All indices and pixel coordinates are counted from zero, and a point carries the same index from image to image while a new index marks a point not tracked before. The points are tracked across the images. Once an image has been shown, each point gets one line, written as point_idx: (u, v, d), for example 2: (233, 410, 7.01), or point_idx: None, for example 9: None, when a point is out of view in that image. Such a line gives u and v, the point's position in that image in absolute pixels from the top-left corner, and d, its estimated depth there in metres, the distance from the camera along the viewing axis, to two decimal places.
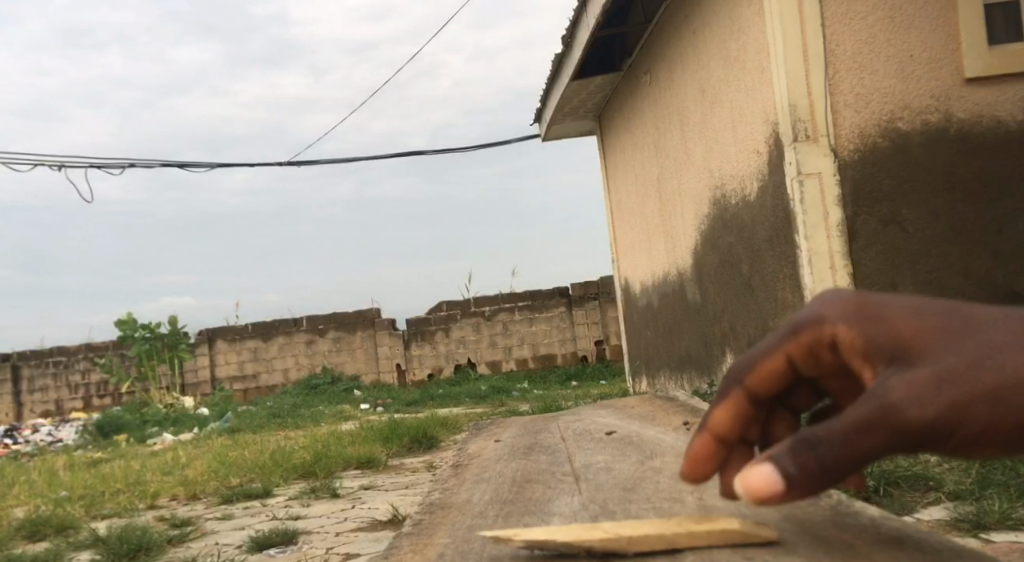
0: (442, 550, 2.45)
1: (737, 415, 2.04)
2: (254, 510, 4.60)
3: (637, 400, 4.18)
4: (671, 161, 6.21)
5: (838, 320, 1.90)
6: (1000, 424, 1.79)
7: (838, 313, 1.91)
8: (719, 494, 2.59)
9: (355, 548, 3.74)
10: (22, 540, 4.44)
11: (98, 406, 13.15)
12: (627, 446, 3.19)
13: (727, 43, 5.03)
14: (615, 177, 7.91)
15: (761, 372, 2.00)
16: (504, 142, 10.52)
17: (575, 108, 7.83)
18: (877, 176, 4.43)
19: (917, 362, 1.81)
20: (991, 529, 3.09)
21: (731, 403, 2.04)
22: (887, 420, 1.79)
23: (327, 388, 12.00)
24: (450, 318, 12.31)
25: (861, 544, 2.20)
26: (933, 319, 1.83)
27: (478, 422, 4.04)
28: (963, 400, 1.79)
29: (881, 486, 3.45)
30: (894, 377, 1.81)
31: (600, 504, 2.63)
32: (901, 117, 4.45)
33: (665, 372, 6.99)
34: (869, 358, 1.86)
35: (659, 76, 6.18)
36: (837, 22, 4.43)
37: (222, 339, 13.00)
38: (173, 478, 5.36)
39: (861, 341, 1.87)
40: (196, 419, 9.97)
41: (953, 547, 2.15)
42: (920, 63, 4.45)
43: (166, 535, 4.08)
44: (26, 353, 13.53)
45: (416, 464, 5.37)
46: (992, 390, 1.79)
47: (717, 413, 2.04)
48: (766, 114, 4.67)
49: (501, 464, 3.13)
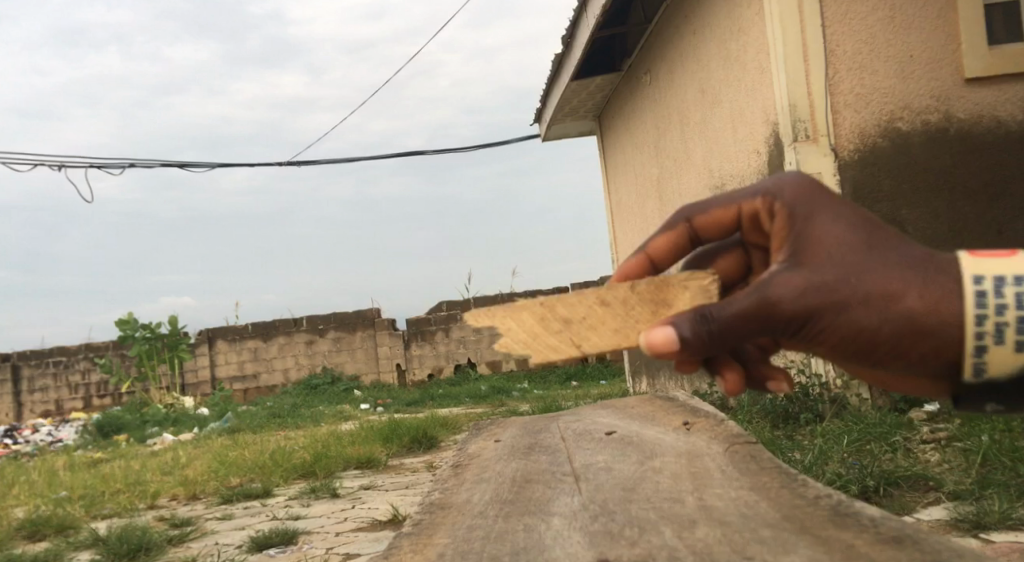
0: (442, 550, 2.45)
1: (678, 247, 2.19)
2: (254, 510, 4.59)
3: (635, 400, 4.16)
4: (671, 160, 6.20)
5: (789, 197, 2.04)
6: (840, 324, 1.95)
7: (789, 194, 2.05)
8: (719, 494, 2.59)
9: (355, 548, 3.74)
10: (23, 540, 4.45)
11: (99, 406, 13.16)
12: (627, 446, 3.19)
13: (727, 41, 5.03)
14: (615, 177, 7.91)
15: (716, 222, 2.17)
16: (505, 143, 10.54)
17: (575, 109, 7.83)
18: (877, 177, 4.43)
19: (807, 267, 1.96)
20: (991, 529, 3.09)
21: (677, 236, 2.18)
22: (764, 309, 1.94)
23: (327, 388, 12.00)
24: (450, 318, 12.37)
25: (861, 544, 2.19)
26: (851, 237, 1.96)
27: (478, 422, 4.02)
28: (831, 295, 1.95)
29: (881, 486, 3.47)
30: (786, 270, 1.97)
31: (600, 504, 2.62)
32: (901, 117, 4.46)
33: (665, 372, 6.99)
34: (781, 245, 2.01)
35: (660, 76, 6.17)
36: (836, 21, 4.43)
37: (223, 339, 13.00)
38: (172, 478, 5.35)
39: (789, 230, 2.01)
40: (196, 419, 9.95)
41: (954, 547, 2.14)
42: (920, 63, 4.46)
43: (166, 535, 4.07)
44: (26, 352, 13.53)
45: (416, 464, 5.37)
46: (861, 292, 1.94)
47: (658, 239, 2.18)
48: (766, 115, 4.67)
49: (501, 464, 3.13)
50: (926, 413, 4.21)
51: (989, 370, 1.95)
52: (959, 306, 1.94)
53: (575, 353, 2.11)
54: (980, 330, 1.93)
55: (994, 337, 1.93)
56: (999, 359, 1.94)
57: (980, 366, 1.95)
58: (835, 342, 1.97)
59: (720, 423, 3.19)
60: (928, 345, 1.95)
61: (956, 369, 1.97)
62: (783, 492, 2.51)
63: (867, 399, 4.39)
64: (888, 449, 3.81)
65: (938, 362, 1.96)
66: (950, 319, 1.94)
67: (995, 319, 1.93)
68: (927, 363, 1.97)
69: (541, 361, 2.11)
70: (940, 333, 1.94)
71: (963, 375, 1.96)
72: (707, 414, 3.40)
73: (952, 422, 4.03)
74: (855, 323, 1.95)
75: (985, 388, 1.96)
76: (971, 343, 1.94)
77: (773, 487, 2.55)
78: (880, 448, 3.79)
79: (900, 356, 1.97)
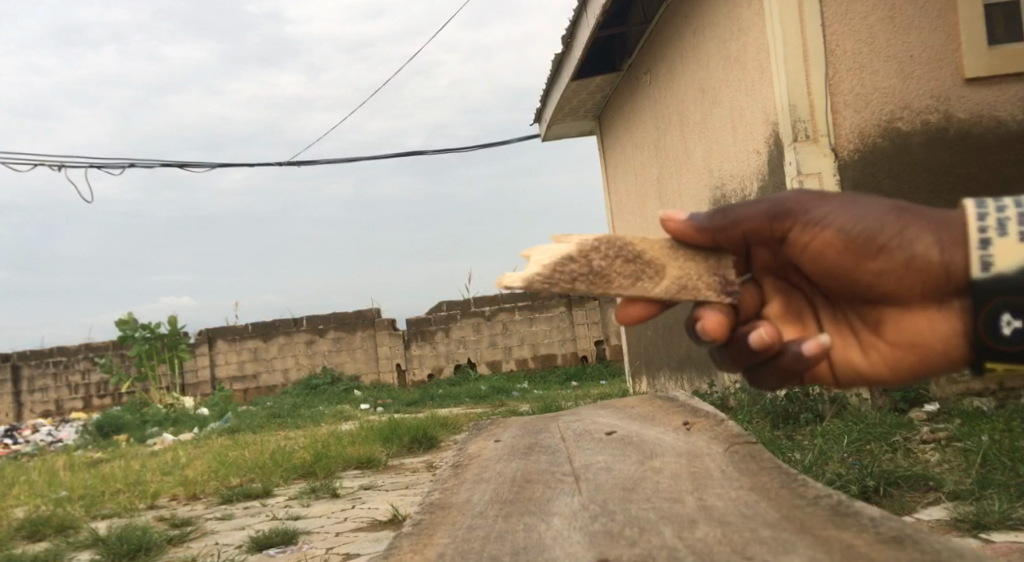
0: (442, 550, 2.45)
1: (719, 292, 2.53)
2: (254, 510, 4.59)
3: (636, 400, 4.15)
4: (671, 160, 6.20)
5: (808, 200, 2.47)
6: (842, 215, 2.27)
7: None
8: (719, 494, 2.59)
9: (355, 548, 3.74)
10: (23, 540, 4.45)
11: (99, 406, 13.15)
12: (628, 446, 3.19)
13: (726, 42, 5.03)
14: (615, 177, 7.92)
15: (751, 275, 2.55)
16: (505, 143, 10.52)
17: (575, 108, 7.83)
18: (877, 177, 4.44)
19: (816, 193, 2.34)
20: (992, 529, 3.09)
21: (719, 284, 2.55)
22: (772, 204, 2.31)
23: (327, 388, 12.00)
24: (450, 318, 12.36)
25: (860, 544, 2.19)
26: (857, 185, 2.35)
27: (479, 422, 4.02)
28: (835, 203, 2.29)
29: (881, 486, 3.47)
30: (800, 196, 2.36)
31: (600, 504, 2.62)
32: (901, 117, 4.45)
33: (666, 373, 6.99)
34: None
35: (660, 77, 6.17)
36: (837, 21, 4.44)
37: (222, 339, 12.99)
38: (172, 478, 5.34)
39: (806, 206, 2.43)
40: (196, 419, 9.94)
41: (953, 547, 2.14)
42: (919, 63, 4.45)
43: (166, 535, 4.07)
44: (25, 352, 13.55)
45: (416, 464, 5.37)
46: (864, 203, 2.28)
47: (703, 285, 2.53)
48: (766, 115, 4.67)
49: (501, 464, 3.13)
50: (926, 414, 4.20)
51: (996, 264, 2.16)
52: (959, 216, 2.22)
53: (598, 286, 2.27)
54: (983, 226, 2.17)
55: (996, 231, 2.16)
56: (1005, 251, 2.15)
57: (987, 260, 2.17)
58: (838, 234, 2.28)
59: (720, 423, 3.18)
60: (928, 242, 2.22)
61: (965, 272, 2.19)
62: (783, 492, 2.50)
63: (867, 399, 4.36)
64: (888, 449, 3.82)
65: (942, 263, 2.21)
66: (949, 225, 2.21)
67: (997, 217, 2.17)
68: (929, 265, 2.22)
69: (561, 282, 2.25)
70: (938, 238, 2.21)
71: (970, 273, 2.18)
72: (707, 414, 3.39)
73: (951, 422, 4.02)
74: (858, 213, 2.26)
75: (995, 285, 2.16)
76: (977, 239, 2.17)
77: (773, 487, 2.55)
78: (880, 448, 3.80)
79: (903, 253, 2.24)
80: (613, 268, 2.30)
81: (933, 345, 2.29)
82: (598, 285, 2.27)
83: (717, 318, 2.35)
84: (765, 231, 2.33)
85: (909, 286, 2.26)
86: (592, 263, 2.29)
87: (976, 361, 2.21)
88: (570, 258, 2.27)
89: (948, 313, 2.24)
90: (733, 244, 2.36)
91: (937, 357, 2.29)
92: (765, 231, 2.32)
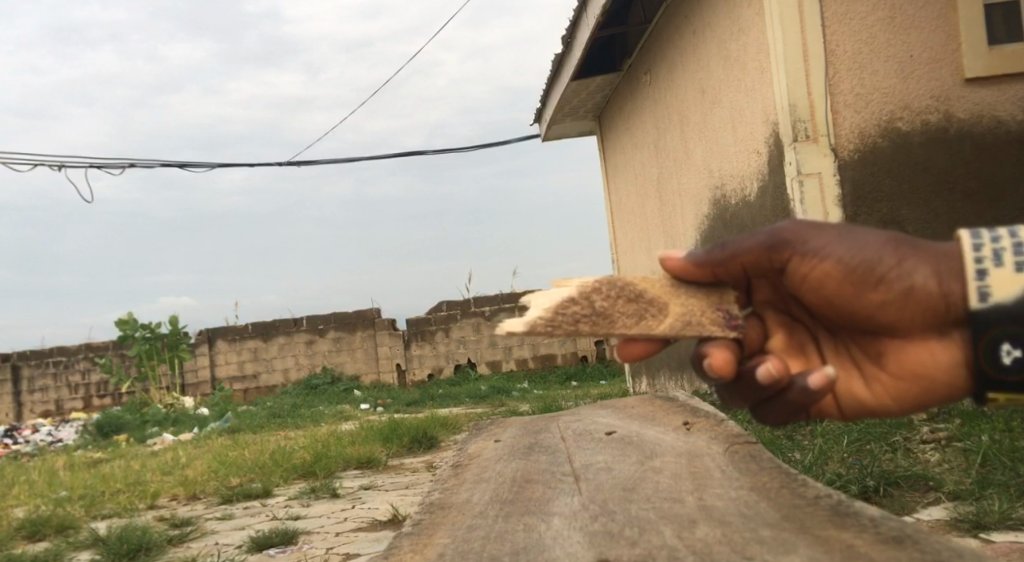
0: (441, 549, 2.45)
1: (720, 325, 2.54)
2: (253, 510, 4.59)
3: (635, 400, 4.14)
4: (671, 159, 6.20)
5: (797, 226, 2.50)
6: (839, 246, 2.29)
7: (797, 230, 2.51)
8: (719, 494, 2.59)
9: (356, 547, 3.74)
10: (22, 540, 4.44)
11: (98, 406, 13.15)
12: (627, 446, 3.18)
13: (726, 41, 5.03)
14: (615, 177, 7.91)
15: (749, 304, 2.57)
16: (505, 143, 10.48)
17: (575, 108, 7.83)
18: (876, 178, 4.44)
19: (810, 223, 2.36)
20: (991, 529, 3.09)
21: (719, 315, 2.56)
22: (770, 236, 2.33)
23: (327, 388, 12.01)
24: (450, 318, 12.35)
25: (861, 544, 2.19)
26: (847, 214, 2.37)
27: (478, 422, 4.02)
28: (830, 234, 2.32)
29: (881, 486, 3.46)
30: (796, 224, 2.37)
31: (600, 504, 2.62)
32: (902, 117, 4.45)
33: (666, 373, 6.99)
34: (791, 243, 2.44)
35: (660, 76, 6.17)
36: (837, 21, 4.43)
37: (222, 339, 12.99)
38: (172, 478, 5.34)
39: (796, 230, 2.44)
40: (196, 419, 9.94)
41: (954, 547, 2.13)
42: (920, 63, 4.45)
43: (166, 535, 4.07)
44: (26, 352, 13.54)
45: (416, 464, 5.37)
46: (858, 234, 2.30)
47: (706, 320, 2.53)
48: (766, 115, 4.67)
49: (501, 464, 3.13)
50: (927, 413, 4.19)
51: (993, 294, 2.19)
52: (954, 248, 2.25)
53: (602, 328, 2.27)
54: (979, 256, 2.20)
55: (992, 261, 2.19)
56: (1000, 282, 2.19)
57: (984, 290, 2.20)
58: (837, 266, 2.29)
59: (720, 423, 3.18)
60: (926, 274, 2.25)
61: (964, 302, 2.22)
62: (783, 492, 2.50)
63: None
64: (888, 449, 3.82)
65: (941, 295, 2.24)
66: (944, 258, 2.25)
67: (991, 246, 2.20)
68: (927, 295, 2.25)
69: (563, 327, 2.26)
70: (935, 269, 2.25)
71: (969, 304, 2.21)
72: (708, 414, 3.38)
73: (951, 422, 4.01)
74: (855, 245, 2.28)
75: (994, 315, 2.19)
76: (973, 269, 2.20)
77: (774, 487, 2.55)
78: (879, 448, 3.80)
79: (901, 285, 2.26)
80: (616, 308, 2.31)
81: (933, 376, 2.31)
82: (601, 326, 2.27)
83: (724, 354, 2.33)
84: (762, 263, 2.35)
85: (908, 318, 2.29)
86: (594, 304, 2.29)
87: (979, 392, 2.23)
88: (571, 299, 2.29)
89: (948, 345, 2.27)
90: (733, 277, 2.38)
91: (937, 389, 2.32)
92: (764, 262, 2.34)
